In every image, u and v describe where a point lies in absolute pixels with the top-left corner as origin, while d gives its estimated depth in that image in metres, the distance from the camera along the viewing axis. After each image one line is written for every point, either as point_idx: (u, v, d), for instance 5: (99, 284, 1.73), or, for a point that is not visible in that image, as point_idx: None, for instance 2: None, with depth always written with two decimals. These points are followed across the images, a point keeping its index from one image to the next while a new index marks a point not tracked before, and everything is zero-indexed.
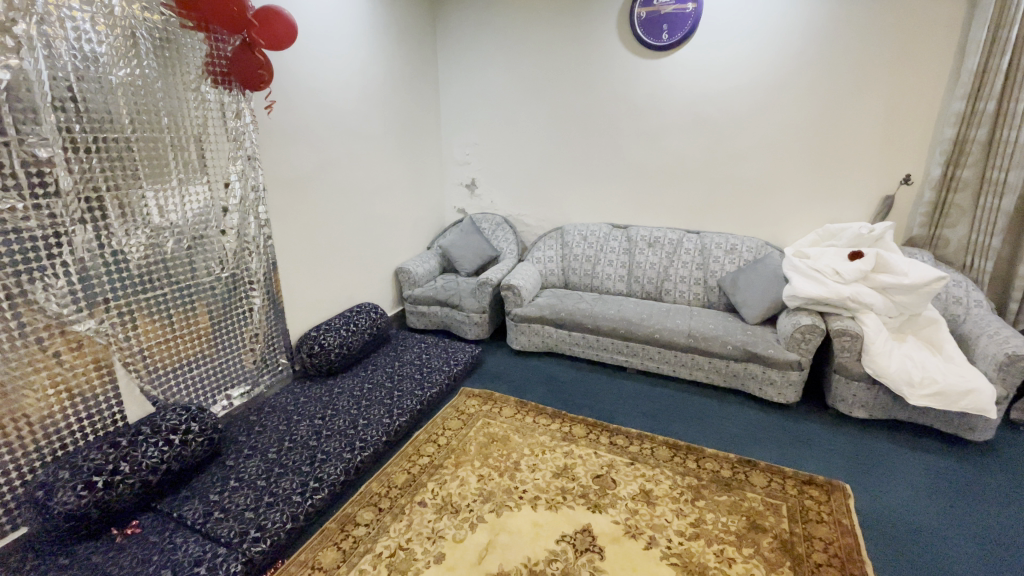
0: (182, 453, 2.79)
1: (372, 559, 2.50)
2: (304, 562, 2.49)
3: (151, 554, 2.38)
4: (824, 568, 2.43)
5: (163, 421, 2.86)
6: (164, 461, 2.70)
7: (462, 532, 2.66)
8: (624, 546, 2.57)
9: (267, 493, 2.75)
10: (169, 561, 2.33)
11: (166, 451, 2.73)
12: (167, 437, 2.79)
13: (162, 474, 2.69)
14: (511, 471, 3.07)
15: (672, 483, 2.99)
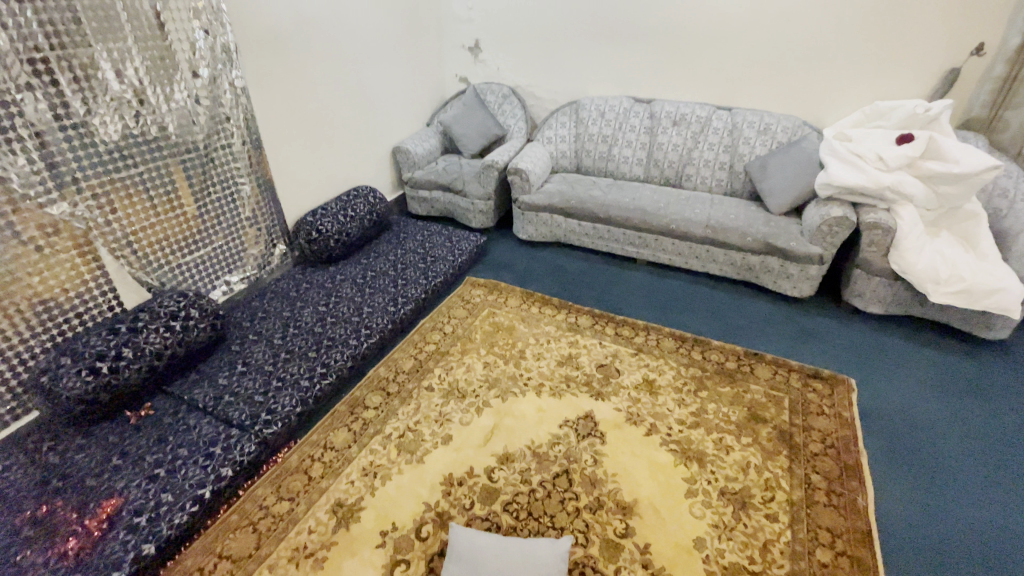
0: (185, 339, 2.77)
1: (382, 440, 2.58)
2: (316, 442, 2.56)
3: (167, 434, 2.46)
4: (820, 457, 2.49)
5: (161, 307, 2.79)
6: (167, 347, 2.69)
7: (468, 415, 2.71)
8: (625, 432, 2.62)
9: (275, 378, 2.77)
10: (185, 441, 2.41)
11: (168, 338, 2.70)
12: (167, 323, 2.74)
13: (166, 360, 2.70)
14: (516, 359, 3.07)
15: (677, 373, 2.98)
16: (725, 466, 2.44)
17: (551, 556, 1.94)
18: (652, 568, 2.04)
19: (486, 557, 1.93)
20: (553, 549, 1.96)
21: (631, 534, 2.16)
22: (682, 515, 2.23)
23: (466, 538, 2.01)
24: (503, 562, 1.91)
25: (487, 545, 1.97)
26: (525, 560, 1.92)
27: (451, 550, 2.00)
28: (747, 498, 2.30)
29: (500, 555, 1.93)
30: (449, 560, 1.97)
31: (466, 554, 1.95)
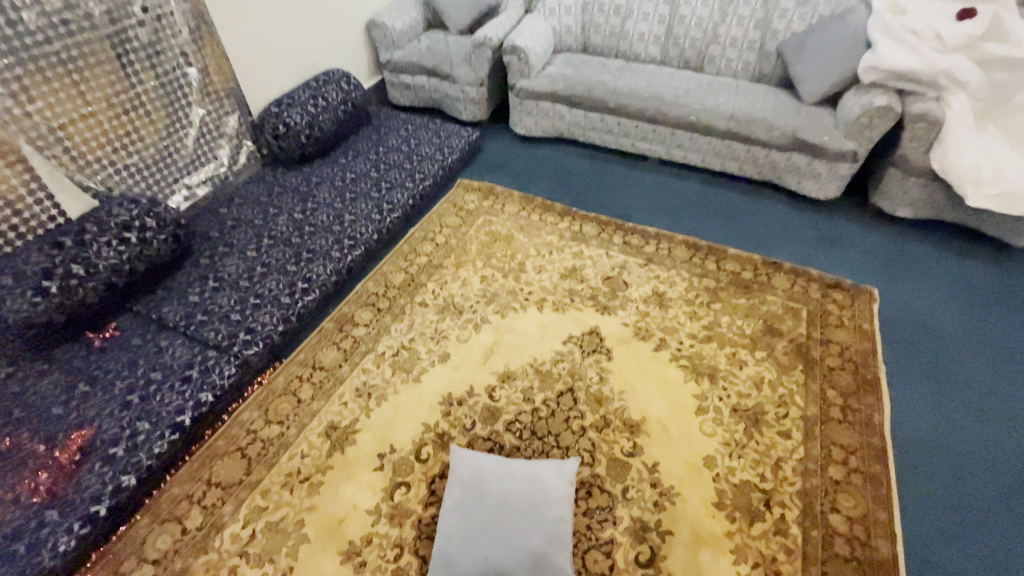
0: (144, 253, 2.45)
1: (375, 358, 2.37)
2: (304, 362, 2.35)
3: (137, 357, 2.25)
4: (837, 372, 2.37)
5: (110, 217, 2.41)
6: (124, 262, 2.39)
7: (467, 333, 2.49)
8: (633, 347, 2.43)
9: (252, 294, 2.50)
10: (158, 365, 2.21)
11: (123, 252, 2.38)
12: (120, 236, 2.40)
13: (126, 277, 2.41)
14: (516, 273, 2.80)
15: (689, 285, 2.75)
16: (738, 383, 2.31)
17: (558, 481, 1.81)
18: (661, 488, 1.95)
19: (490, 481, 1.80)
20: (560, 474, 1.84)
21: (639, 453, 2.05)
22: (692, 433, 2.12)
23: (468, 463, 1.88)
24: (508, 486, 1.78)
25: (491, 470, 1.84)
26: (530, 484, 1.79)
27: (453, 475, 1.88)
28: (760, 415, 2.20)
29: (504, 479, 1.80)
30: (450, 486, 1.85)
31: (469, 479, 1.83)
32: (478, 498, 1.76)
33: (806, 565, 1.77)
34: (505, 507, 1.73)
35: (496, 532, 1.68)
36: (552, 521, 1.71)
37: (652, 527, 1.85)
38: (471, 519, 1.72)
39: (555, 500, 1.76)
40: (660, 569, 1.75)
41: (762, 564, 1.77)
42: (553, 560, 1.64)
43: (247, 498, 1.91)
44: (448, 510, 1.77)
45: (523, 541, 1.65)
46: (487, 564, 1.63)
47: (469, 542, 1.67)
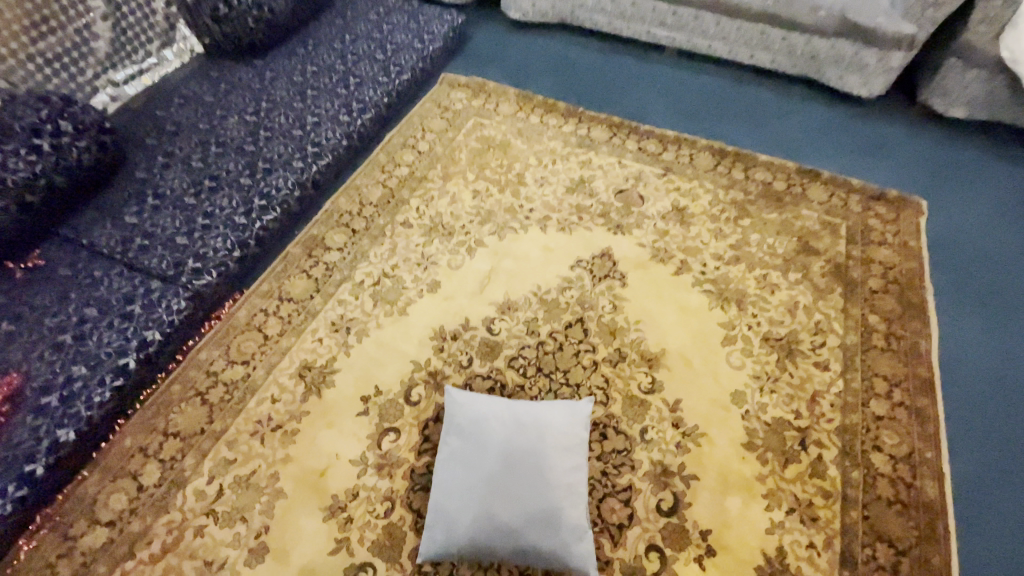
0: (64, 163, 2.01)
1: (352, 290, 2.01)
2: (268, 292, 2.00)
3: (68, 290, 1.88)
4: (880, 296, 2.10)
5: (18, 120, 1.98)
6: (40, 175, 1.96)
7: (459, 259, 2.11)
8: (651, 272, 2.10)
9: (199, 214, 2.10)
10: (94, 299, 1.86)
11: (37, 163, 1.95)
12: (29, 142, 1.95)
13: (46, 194, 1.98)
14: (514, 186, 2.36)
15: (713, 199, 2.38)
16: (770, 309, 2.03)
17: (571, 426, 1.54)
18: (685, 428, 1.71)
19: (492, 428, 1.52)
20: (573, 418, 1.56)
21: (659, 389, 1.79)
22: (719, 367, 1.85)
23: (465, 407, 1.58)
24: (513, 434, 1.50)
25: (493, 414, 1.55)
26: (539, 431, 1.50)
27: (447, 421, 1.58)
28: (795, 344, 1.94)
29: (509, 426, 1.52)
30: (446, 434, 1.57)
31: (467, 426, 1.54)
32: (480, 449, 1.49)
33: (845, 510, 1.60)
34: (511, 459, 1.45)
35: (502, 487, 1.42)
36: (565, 473, 1.46)
37: (675, 472, 1.63)
38: (472, 474, 1.45)
39: (568, 448, 1.50)
40: (686, 517, 1.55)
41: (797, 509, 1.59)
42: (568, 518, 1.40)
43: (211, 450, 1.64)
44: (445, 463, 1.51)
45: (533, 498, 1.40)
46: (493, 525, 1.39)
47: (470, 500, 1.42)
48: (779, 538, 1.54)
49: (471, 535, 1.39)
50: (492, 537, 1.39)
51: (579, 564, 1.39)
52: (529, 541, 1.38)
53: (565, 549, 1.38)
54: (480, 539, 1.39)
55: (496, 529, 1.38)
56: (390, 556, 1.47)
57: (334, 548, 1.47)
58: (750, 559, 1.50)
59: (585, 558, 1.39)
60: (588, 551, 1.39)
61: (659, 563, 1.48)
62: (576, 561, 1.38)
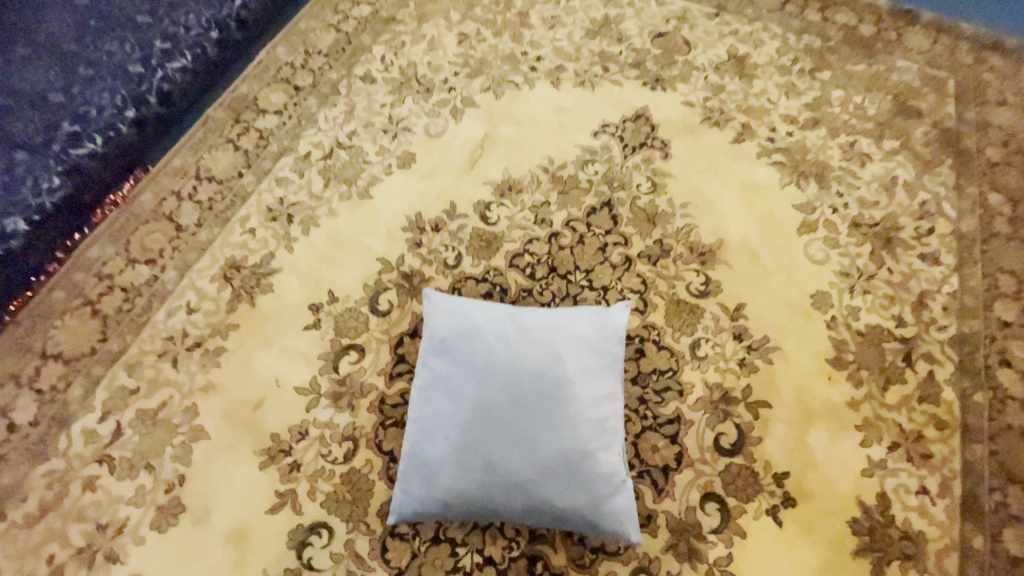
0: None
1: (295, 166, 1.47)
2: (183, 170, 1.47)
3: None
4: (1003, 169, 1.57)
5: None
6: None
7: (443, 126, 1.54)
8: (702, 139, 1.56)
9: (69, 44, 1.32)
10: None
11: None
12: None
13: None
14: (514, 29, 1.73)
15: (783, 46, 1.77)
16: (859, 188, 1.52)
17: (599, 340, 1.07)
18: (749, 341, 1.26)
19: (488, 344, 1.05)
20: (602, 329, 1.09)
21: (714, 292, 1.32)
22: (794, 261, 1.37)
23: (450, 316, 1.11)
24: (518, 351, 1.04)
25: (489, 326, 1.08)
26: (554, 346, 1.05)
27: (427, 337, 1.13)
28: (892, 232, 1.45)
29: (512, 340, 1.06)
30: (425, 354, 1.11)
31: (453, 341, 1.08)
32: (471, 371, 1.03)
33: (966, 443, 1.19)
34: (515, 384, 1.00)
35: (502, 422, 0.97)
36: (593, 402, 1.01)
37: (739, 398, 1.19)
38: (460, 405, 1.00)
39: (596, 369, 1.04)
40: (755, 458, 1.13)
41: (901, 445, 1.18)
42: (599, 463, 0.96)
43: (105, 377, 1.20)
44: (423, 391, 1.06)
45: (547, 436, 0.96)
46: (491, 475, 0.95)
47: (457, 440, 0.98)
48: (878, 481, 1.14)
49: (461, 489, 0.97)
50: (491, 491, 0.96)
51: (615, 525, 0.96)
52: (544, 496, 0.95)
53: (595, 507, 0.95)
54: (473, 494, 0.96)
55: (496, 482, 0.95)
56: (351, 515, 1.06)
57: (274, 504, 1.07)
58: (841, 510, 1.11)
59: (624, 517, 0.96)
60: (628, 507, 0.96)
61: (720, 518, 1.08)
62: (610, 522, 0.95)
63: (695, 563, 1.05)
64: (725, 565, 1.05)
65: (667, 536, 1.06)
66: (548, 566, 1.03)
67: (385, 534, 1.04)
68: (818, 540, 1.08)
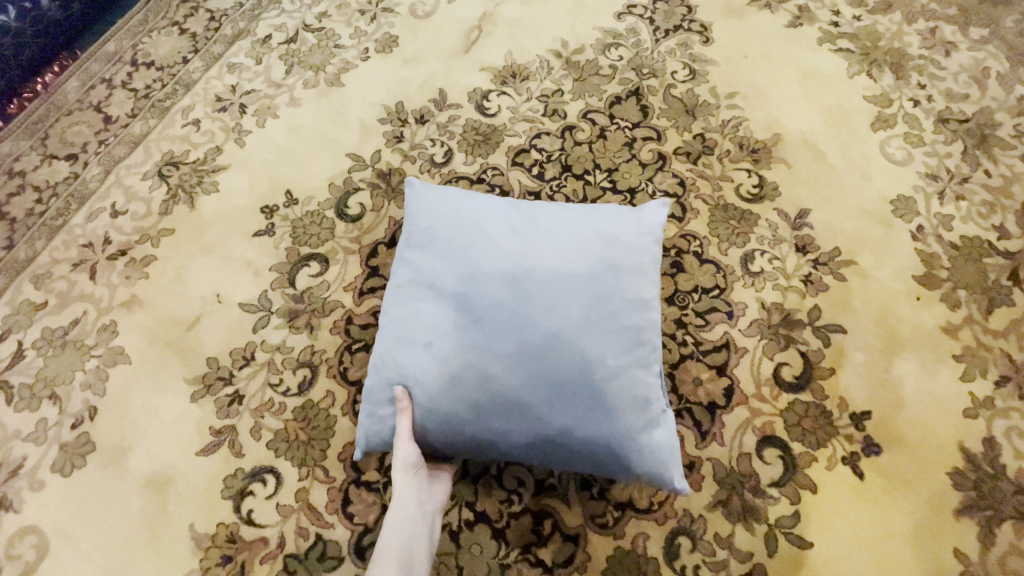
0: None
1: (252, 50, 1.21)
2: (116, 54, 1.22)
3: None
4: None
5: None
6: None
7: (432, 6, 1.27)
8: (749, 22, 1.27)
9: None
10: None
11: None
12: None
13: None
14: None
15: None
16: (945, 79, 1.23)
17: (637, 232, 0.77)
18: (816, 254, 1.00)
19: (486, 230, 0.76)
20: (640, 218, 0.78)
21: (770, 196, 1.05)
22: (870, 161, 1.10)
23: (437, 197, 0.81)
24: (527, 238, 0.75)
25: (489, 210, 0.79)
26: (575, 234, 0.75)
27: (405, 226, 0.83)
28: (988, 129, 1.16)
29: (519, 227, 0.76)
30: (401, 245, 0.82)
31: (437, 224, 0.78)
32: (461, 261, 0.74)
33: None
34: (523, 277, 0.71)
35: (503, 325, 0.68)
36: (629, 307, 0.71)
37: (804, 321, 0.94)
38: (445, 306, 0.72)
39: (634, 264, 0.74)
40: (826, 394, 0.88)
41: (1014, 378, 0.91)
42: (634, 386, 0.69)
43: (7, 290, 0.96)
44: (397, 290, 0.77)
45: (566, 346, 0.67)
46: (487, 396, 0.67)
47: (442, 349, 0.69)
48: (985, 423, 0.88)
49: (444, 415, 0.69)
50: (485, 418, 0.68)
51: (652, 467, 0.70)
52: (557, 426, 0.68)
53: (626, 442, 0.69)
54: (460, 421, 0.69)
55: (492, 405, 0.68)
56: (305, 458, 0.82)
57: (208, 444, 0.83)
58: (939, 460, 0.85)
59: (665, 457, 0.70)
60: (671, 445, 0.70)
61: (783, 467, 0.83)
62: (646, 463, 0.69)
63: (752, 524, 0.80)
64: (790, 527, 0.80)
65: (715, 490, 0.82)
66: (560, 526, 0.80)
67: (349, 482, 0.81)
68: (910, 496, 0.83)
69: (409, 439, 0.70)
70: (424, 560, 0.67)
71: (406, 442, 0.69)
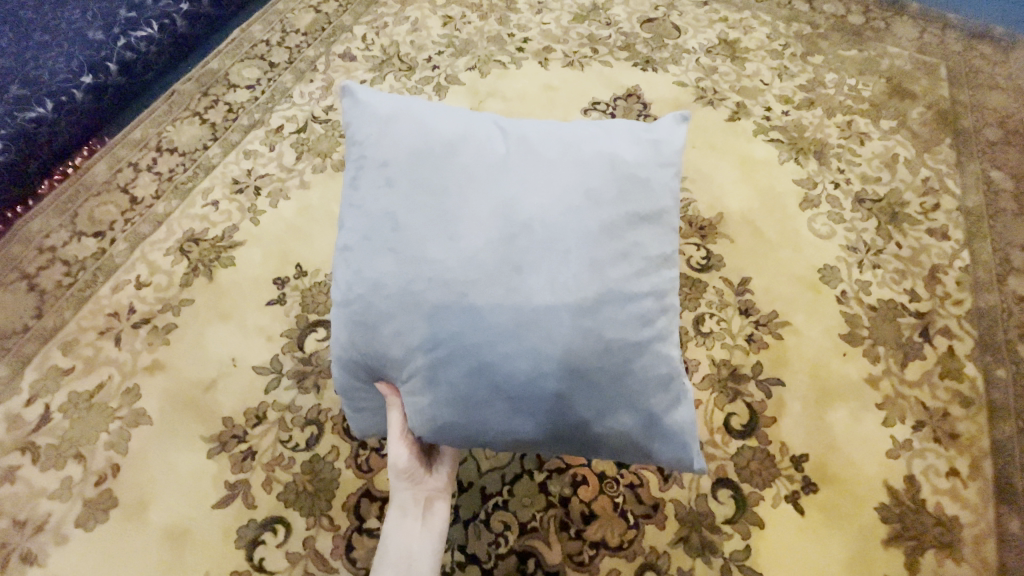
0: None
1: (265, 138, 1.37)
2: (141, 142, 1.36)
3: None
4: (1000, 148, 1.54)
5: None
6: None
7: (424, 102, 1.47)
8: (696, 116, 1.50)
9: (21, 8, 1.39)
10: None
11: None
12: None
13: None
14: (502, 13, 1.71)
15: (773, 33, 1.75)
16: (860, 164, 1.45)
17: (646, 162, 0.72)
18: (757, 316, 1.16)
19: (468, 169, 0.70)
20: (658, 148, 0.73)
21: (716, 266, 1.23)
22: (800, 236, 1.30)
23: (398, 126, 0.73)
24: (520, 178, 0.69)
25: (467, 144, 0.72)
26: (579, 172, 0.69)
27: (352, 160, 0.75)
28: (898, 207, 1.38)
29: (506, 165, 0.70)
30: (355, 185, 0.74)
31: (403, 161, 0.71)
32: (440, 217, 0.67)
33: (994, 421, 1.08)
34: (521, 232, 0.66)
35: (503, 297, 0.64)
36: (643, 268, 0.68)
37: (749, 376, 1.09)
38: (426, 267, 0.66)
39: (648, 209, 0.70)
40: (770, 440, 1.02)
41: (928, 423, 1.06)
42: (658, 365, 0.68)
43: (36, 356, 1.05)
44: (355, 254, 0.71)
45: (584, 327, 0.64)
46: (495, 386, 0.65)
47: (426, 334, 0.65)
48: (906, 463, 1.02)
49: (438, 415, 0.69)
50: (479, 417, 0.67)
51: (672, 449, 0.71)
52: (571, 418, 0.67)
53: (648, 427, 0.68)
54: (452, 423, 0.68)
55: (490, 395, 0.65)
56: (312, 508, 0.92)
57: (222, 498, 0.92)
58: (869, 496, 0.99)
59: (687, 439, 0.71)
60: (692, 426, 0.71)
61: (735, 505, 0.95)
62: (670, 448, 0.69)
63: (709, 558, 0.92)
64: (742, 560, 0.92)
65: (677, 527, 0.93)
66: (542, 564, 0.90)
67: (353, 529, 0.90)
68: (844, 529, 0.96)
69: (402, 443, 0.78)
70: (430, 548, 0.78)
71: (397, 446, 0.77)
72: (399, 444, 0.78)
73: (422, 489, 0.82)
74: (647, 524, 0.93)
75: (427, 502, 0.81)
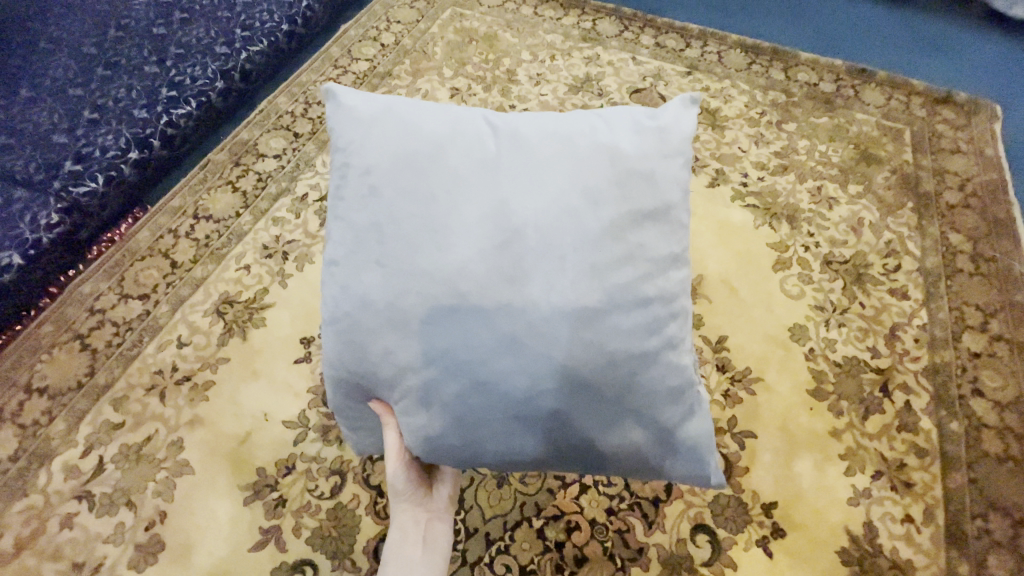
0: None
1: (291, 205, 1.53)
2: (180, 210, 1.51)
3: None
4: (959, 211, 1.68)
5: None
6: None
7: None
8: None
9: (76, 89, 1.60)
10: None
11: None
12: None
13: None
14: (504, 86, 1.89)
15: (751, 101, 1.92)
16: (829, 227, 1.60)
17: (648, 153, 0.75)
18: (732, 372, 1.30)
19: (460, 175, 0.75)
20: (663, 137, 0.75)
21: (696, 325, 1.37)
22: (772, 296, 1.44)
23: (383, 132, 0.78)
24: (514, 184, 0.74)
25: (456, 148, 0.77)
26: (574, 175, 0.74)
27: (338, 166, 0.80)
28: (862, 268, 1.52)
29: (497, 170, 0.75)
30: (343, 194, 0.80)
31: (390, 170, 0.76)
32: (431, 225, 0.73)
33: (946, 471, 1.20)
34: (514, 240, 0.72)
35: (502, 304, 0.71)
36: (647, 268, 0.73)
37: (724, 428, 1.22)
38: (421, 280, 0.73)
39: (650, 207, 0.74)
40: (743, 488, 1.15)
41: (885, 473, 1.19)
42: (667, 379, 0.74)
43: (90, 411, 1.19)
44: (340, 269, 0.78)
45: (584, 345, 0.71)
46: (504, 406, 0.73)
47: (419, 352, 0.73)
48: (865, 510, 1.15)
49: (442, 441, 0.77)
50: (479, 436, 0.75)
51: (690, 463, 0.79)
52: (578, 435, 0.76)
53: (660, 441, 0.76)
54: (450, 444, 0.77)
55: (493, 409, 0.73)
56: (337, 551, 1.04)
57: (257, 542, 1.04)
58: (831, 541, 1.11)
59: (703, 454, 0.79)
60: (704, 437, 0.78)
61: (711, 549, 1.08)
62: (683, 467, 0.79)
63: None
64: None
65: (659, 570, 1.06)
66: None
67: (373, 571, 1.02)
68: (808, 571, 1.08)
69: (400, 459, 0.84)
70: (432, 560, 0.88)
71: (397, 462, 0.84)
72: (398, 461, 0.85)
73: (422, 508, 0.93)
74: (632, 566, 1.06)
75: (428, 519, 0.93)
